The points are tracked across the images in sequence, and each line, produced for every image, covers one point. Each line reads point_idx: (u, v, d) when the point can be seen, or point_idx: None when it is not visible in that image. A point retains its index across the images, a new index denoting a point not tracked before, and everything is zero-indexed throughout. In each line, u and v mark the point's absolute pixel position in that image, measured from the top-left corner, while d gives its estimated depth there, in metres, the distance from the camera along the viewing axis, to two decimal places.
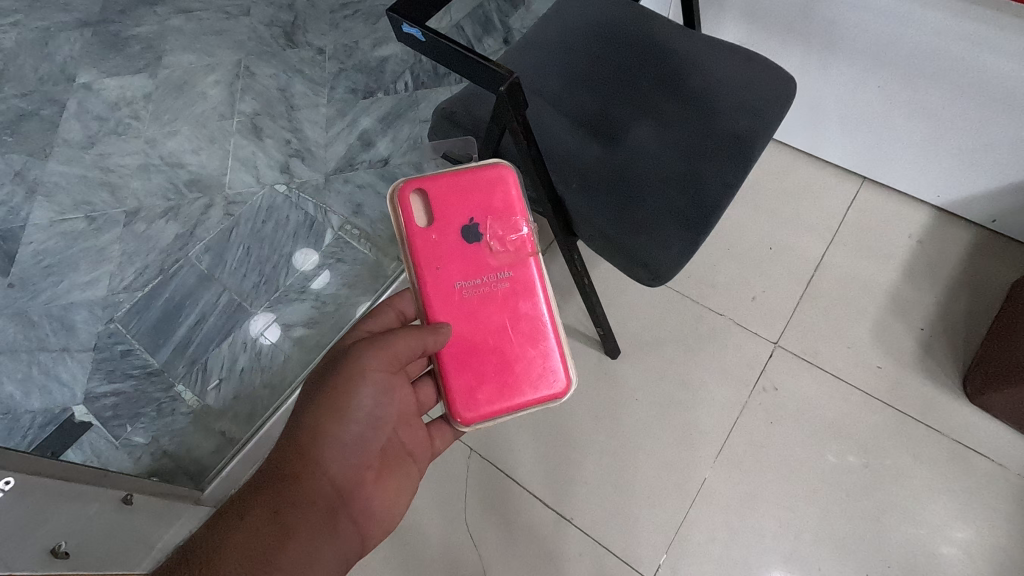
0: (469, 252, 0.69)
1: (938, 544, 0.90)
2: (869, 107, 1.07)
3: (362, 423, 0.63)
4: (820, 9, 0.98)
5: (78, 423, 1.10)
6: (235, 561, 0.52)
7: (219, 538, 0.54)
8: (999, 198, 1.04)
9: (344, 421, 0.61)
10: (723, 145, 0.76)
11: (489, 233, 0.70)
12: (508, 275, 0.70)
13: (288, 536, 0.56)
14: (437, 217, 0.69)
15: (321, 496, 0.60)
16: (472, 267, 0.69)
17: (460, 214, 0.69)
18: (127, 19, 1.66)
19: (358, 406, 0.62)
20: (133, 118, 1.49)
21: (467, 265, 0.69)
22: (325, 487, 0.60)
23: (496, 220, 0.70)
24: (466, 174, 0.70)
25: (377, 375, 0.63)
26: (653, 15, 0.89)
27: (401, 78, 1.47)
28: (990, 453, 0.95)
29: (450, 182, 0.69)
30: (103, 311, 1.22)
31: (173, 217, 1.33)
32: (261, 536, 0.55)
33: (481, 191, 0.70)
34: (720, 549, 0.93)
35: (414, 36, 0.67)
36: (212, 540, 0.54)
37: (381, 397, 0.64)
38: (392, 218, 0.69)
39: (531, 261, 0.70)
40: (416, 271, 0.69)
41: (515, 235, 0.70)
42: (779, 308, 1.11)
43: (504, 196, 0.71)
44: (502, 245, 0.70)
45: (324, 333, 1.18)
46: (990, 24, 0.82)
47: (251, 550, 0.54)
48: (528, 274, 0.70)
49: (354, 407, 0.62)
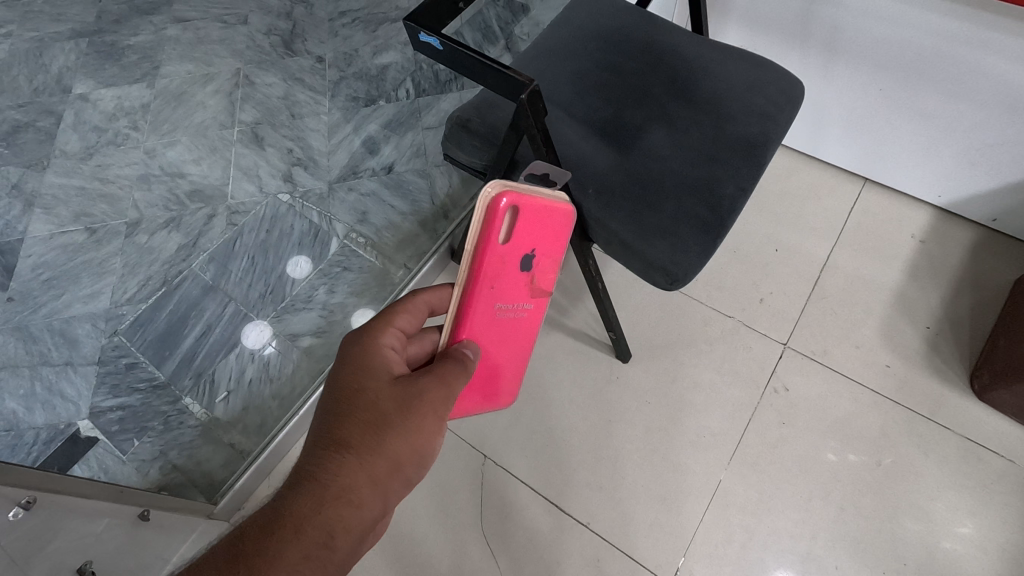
0: (518, 282, 0.63)
1: (952, 540, 0.91)
2: (870, 110, 1.08)
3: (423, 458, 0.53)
4: (821, 14, 1.00)
5: (84, 438, 1.08)
6: None
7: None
8: (999, 198, 1.06)
9: (416, 459, 0.51)
10: (736, 150, 0.77)
11: (539, 266, 0.64)
12: (529, 307, 0.67)
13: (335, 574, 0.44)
14: (514, 241, 0.58)
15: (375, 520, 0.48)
16: (512, 296, 0.63)
17: (530, 243, 0.60)
18: (122, 29, 1.65)
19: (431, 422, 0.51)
20: (132, 128, 1.47)
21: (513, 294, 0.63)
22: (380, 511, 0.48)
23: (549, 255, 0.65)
24: (553, 204, 0.60)
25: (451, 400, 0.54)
26: (662, 22, 0.89)
27: (402, 85, 1.47)
28: (999, 448, 0.96)
29: (541, 208, 0.58)
30: (106, 324, 1.21)
31: (175, 227, 1.32)
32: (307, 570, 0.43)
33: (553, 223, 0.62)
34: (737, 550, 0.93)
35: (431, 45, 0.67)
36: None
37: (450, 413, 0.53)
38: (472, 226, 0.54)
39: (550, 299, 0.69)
40: (469, 286, 0.58)
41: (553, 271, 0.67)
42: (787, 308, 1.12)
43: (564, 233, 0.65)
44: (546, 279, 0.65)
45: (333, 342, 1.17)
46: (992, 27, 0.83)
47: None
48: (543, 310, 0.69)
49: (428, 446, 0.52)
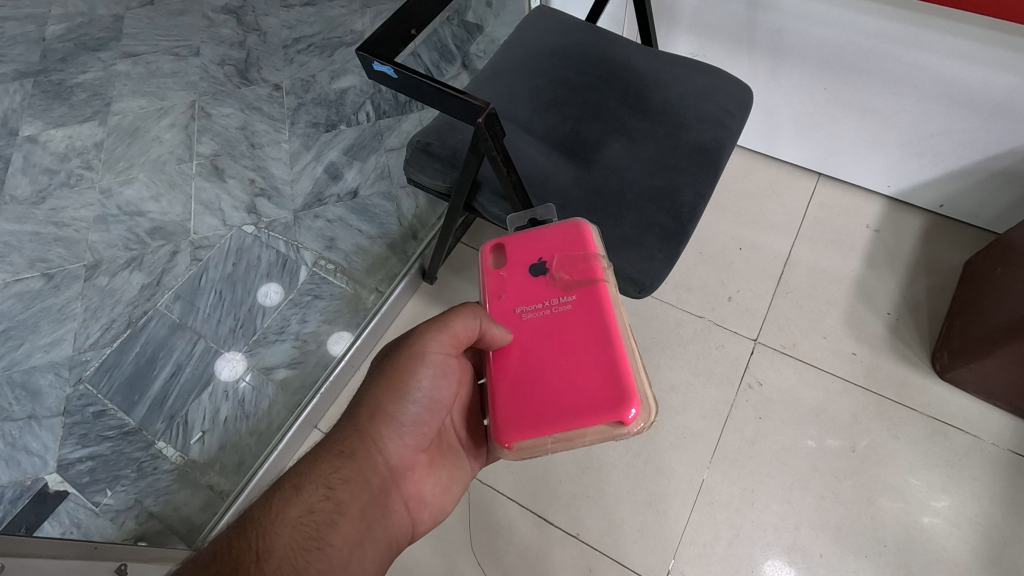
0: (530, 283, 0.65)
1: (926, 517, 0.94)
2: (816, 108, 1.12)
3: (421, 408, 0.59)
4: (764, 20, 1.04)
5: (53, 493, 1.04)
6: (287, 535, 0.50)
7: (270, 520, 0.51)
8: (945, 185, 1.11)
9: (406, 406, 0.58)
10: (692, 157, 0.79)
11: (559, 265, 0.66)
12: (568, 299, 0.63)
13: (338, 541, 0.52)
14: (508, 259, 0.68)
15: (381, 490, 0.57)
16: (533, 296, 0.64)
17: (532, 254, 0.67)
18: (69, 67, 1.61)
19: (418, 398, 0.58)
20: (86, 168, 1.44)
21: (542, 292, 0.64)
22: (382, 480, 0.57)
23: (568, 256, 0.66)
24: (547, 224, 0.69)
25: (446, 380, 0.60)
26: (611, 36, 0.92)
27: (363, 108, 1.48)
28: (965, 425, 1.00)
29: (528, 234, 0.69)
30: (70, 371, 1.17)
31: (137, 267, 1.29)
32: (311, 508, 0.52)
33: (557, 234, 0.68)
34: (725, 548, 0.95)
35: (385, 73, 0.67)
36: (260, 525, 0.50)
37: (441, 383, 0.59)
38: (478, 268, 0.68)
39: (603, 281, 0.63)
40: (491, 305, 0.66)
41: (583, 263, 0.65)
42: (754, 305, 1.14)
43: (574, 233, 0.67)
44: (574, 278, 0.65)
45: (308, 372, 1.15)
46: (919, 27, 0.88)
47: (303, 534, 0.51)
48: (592, 295, 0.62)
49: (413, 391, 0.58)
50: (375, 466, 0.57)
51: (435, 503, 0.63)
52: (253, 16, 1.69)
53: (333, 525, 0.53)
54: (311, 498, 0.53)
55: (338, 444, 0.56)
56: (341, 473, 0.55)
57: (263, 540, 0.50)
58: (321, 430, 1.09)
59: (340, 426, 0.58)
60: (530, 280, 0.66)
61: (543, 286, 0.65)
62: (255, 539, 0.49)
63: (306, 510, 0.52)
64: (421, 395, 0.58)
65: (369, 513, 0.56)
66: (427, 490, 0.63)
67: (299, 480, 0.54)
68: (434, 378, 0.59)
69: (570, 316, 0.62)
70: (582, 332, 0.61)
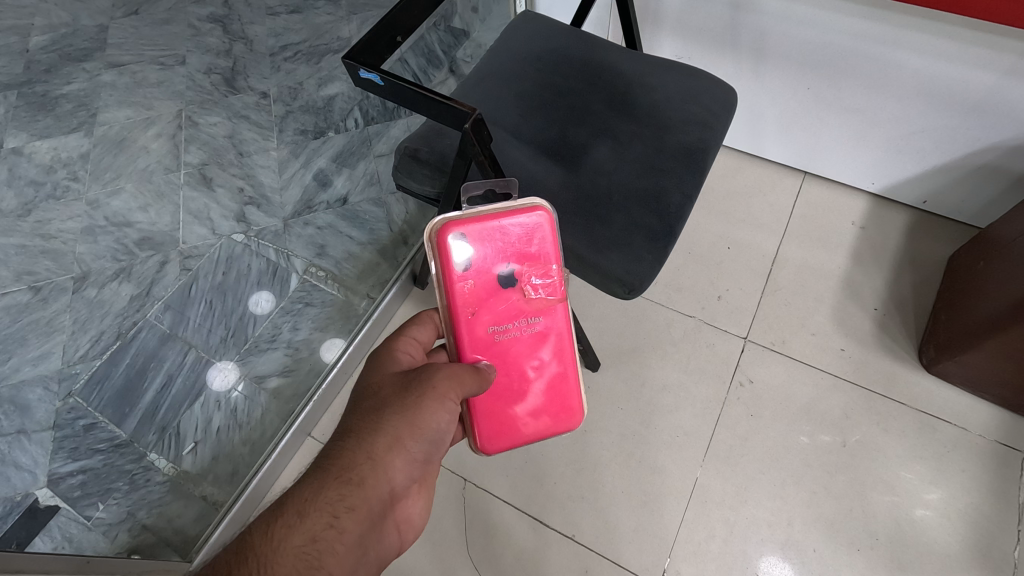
0: (500, 296, 0.66)
1: (916, 509, 0.96)
2: (800, 107, 1.14)
3: (434, 443, 0.57)
4: (747, 22, 1.05)
5: (43, 508, 1.03)
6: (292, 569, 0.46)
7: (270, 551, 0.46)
8: (927, 181, 1.13)
9: (421, 440, 0.55)
10: (677, 158, 0.80)
11: (523, 278, 0.67)
12: (536, 320, 0.68)
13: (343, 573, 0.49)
14: (472, 264, 0.65)
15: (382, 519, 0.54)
16: (502, 314, 0.67)
17: (496, 259, 0.66)
18: (53, 79, 1.60)
19: (435, 434, 0.56)
20: (72, 180, 1.43)
21: (510, 311, 0.67)
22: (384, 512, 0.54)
23: (531, 268, 0.67)
24: (507, 220, 0.66)
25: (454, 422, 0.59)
26: (596, 40, 0.93)
27: (351, 115, 1.48)
28: (953, 418, 1.01)
29: (487, 230, 0.65)
30: (59, 385, 1.16)
31: (126, 278, 1.28)
32: (318, 544, 0.48)
33: (519, 239, 0.66)
34: (720, 545, 0.95)
35: (372, 81, 0.67)
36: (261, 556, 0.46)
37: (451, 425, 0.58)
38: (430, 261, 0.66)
39: (561, 305, 0.68)
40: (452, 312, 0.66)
41: (549, 280, 0.67)
42: (743, 303, 1.16)
43: (540, 240, 0.67)
44: (535, 288, 0.67)
45: (301, 380, 1.15)
46: (897, 26, 0.90)
47: (309, 567, 0.47)
48: (557, 319, 0.68)
49: (431, 428, 0.56)
50: (384, 498, 0.54)
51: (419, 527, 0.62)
52: (239, 24, 1.69)
53: (339, 556, 0.49)
54: (315, 526, 0.48)
55: (349, 470, 0.52)
56: (349, 503, 0.51)
57: (266, 572, 0.45)
58: (314, 438, 1.10)
59: (349, 450, 0.53)
60: (496, 296, 0.66)
61: (508, 300, 0.67)
62: (256, 571, 0.45)
63: (311, 539, 0.48)
64: (438, 432, 0.56)
65: (369, 543, 0.53)
66: (414, 514, 0.61)
67: (304, 508, 0.49)
68: (449, 420, 0.58)
69: (536, 337, 0.68)
70: (547, 355, 0.69)
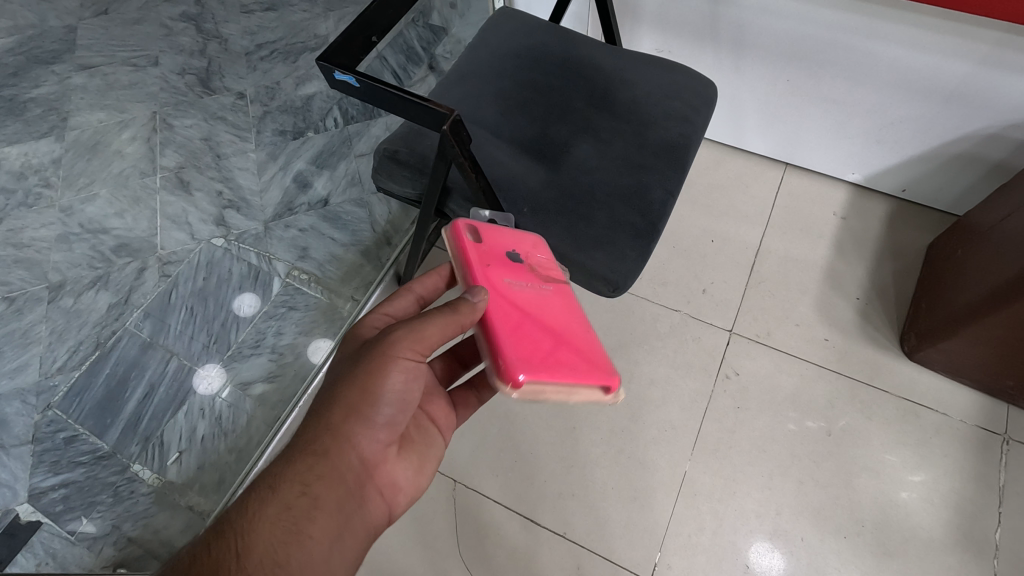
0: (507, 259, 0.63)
1: (901, 494, 0.97)
2: (780, 100, 1.14)
3: (393, 406, 0.55)
4: (725, 15, 1.05)
5: (24, 525, 1.01)
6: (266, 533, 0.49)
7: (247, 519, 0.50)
8: (906, 170, 1.14)
9: (376, 404, 0.54)
10: (659, 154, 0.80)
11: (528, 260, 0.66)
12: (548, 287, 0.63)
13: (316, 536, 0.51)
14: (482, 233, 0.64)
15: (357, 486, 0.54)
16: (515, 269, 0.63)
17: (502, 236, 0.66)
18: (21, 82, 1.56)
19: (389, 398, 0.54)
20: (44, 186, 1.39)
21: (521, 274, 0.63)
22: (357, 475, 0.54)
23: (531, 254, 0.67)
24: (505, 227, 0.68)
25: (418, 380, 0.56)
26: (575, 36, 0.92)
27: (330, 115, 1.46)
28: (935, 405, 1.03)
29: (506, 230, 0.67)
30: (37, 398, 1.13)
31: (103, 286, 1.26)
32: (291, 513, 0.51)
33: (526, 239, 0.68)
34: (710, 538, 0.96)
35: (348, 83, 0.66)
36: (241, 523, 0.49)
37: (413, 385, 0.56)
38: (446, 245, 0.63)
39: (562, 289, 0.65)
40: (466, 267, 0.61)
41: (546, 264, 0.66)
42: (728, 296, 1.16)
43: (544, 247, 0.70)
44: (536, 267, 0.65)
45: (286, 385, 1.14)
46: (875, 17, 0.90)
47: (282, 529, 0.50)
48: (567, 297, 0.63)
49: (384, 391, 0.54)
50: (349, 464, 0.54)
51: (411, 490, 0.60)
52: (213, 24, 1.65)
53: (310, 521, 0.51)
54: (287, 496, 0.51)
55: (312, 442, 0.53)
56: (317, 471, 0.52)
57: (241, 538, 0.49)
58: None
59: (314, 422, 0.55)
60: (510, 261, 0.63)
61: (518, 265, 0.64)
62: (236, 536, 0.49)
63: (283, 508, 0.51)
64: (392, 394, 0.54)
65: (347, 508, 0.54)
66: (399, 477, 0.59)
67: (277, 479, 0.52)
68: (406, 378, 0.55)
69: (552, 301, 0.62)
70: (559, 313, 0.61)
